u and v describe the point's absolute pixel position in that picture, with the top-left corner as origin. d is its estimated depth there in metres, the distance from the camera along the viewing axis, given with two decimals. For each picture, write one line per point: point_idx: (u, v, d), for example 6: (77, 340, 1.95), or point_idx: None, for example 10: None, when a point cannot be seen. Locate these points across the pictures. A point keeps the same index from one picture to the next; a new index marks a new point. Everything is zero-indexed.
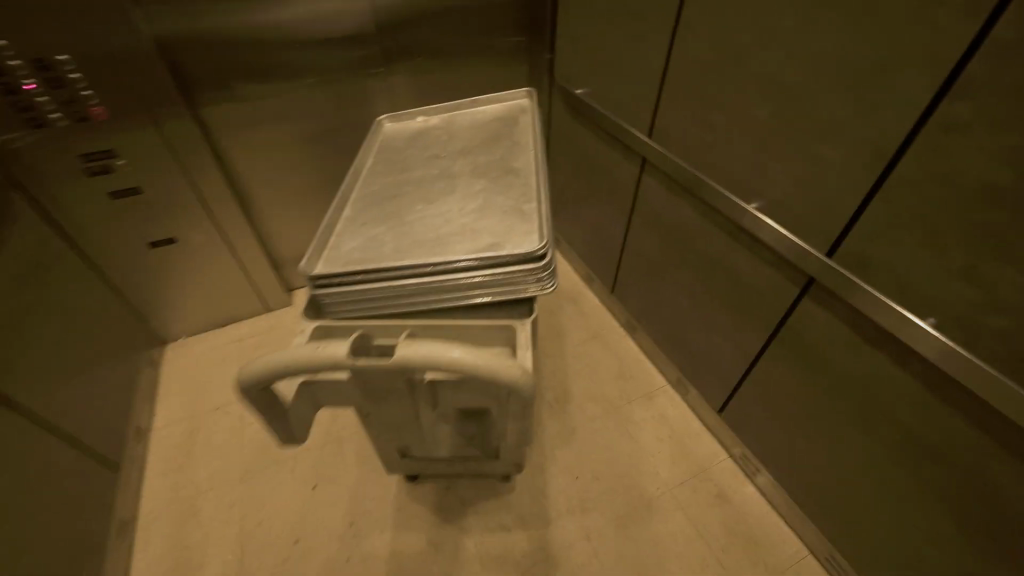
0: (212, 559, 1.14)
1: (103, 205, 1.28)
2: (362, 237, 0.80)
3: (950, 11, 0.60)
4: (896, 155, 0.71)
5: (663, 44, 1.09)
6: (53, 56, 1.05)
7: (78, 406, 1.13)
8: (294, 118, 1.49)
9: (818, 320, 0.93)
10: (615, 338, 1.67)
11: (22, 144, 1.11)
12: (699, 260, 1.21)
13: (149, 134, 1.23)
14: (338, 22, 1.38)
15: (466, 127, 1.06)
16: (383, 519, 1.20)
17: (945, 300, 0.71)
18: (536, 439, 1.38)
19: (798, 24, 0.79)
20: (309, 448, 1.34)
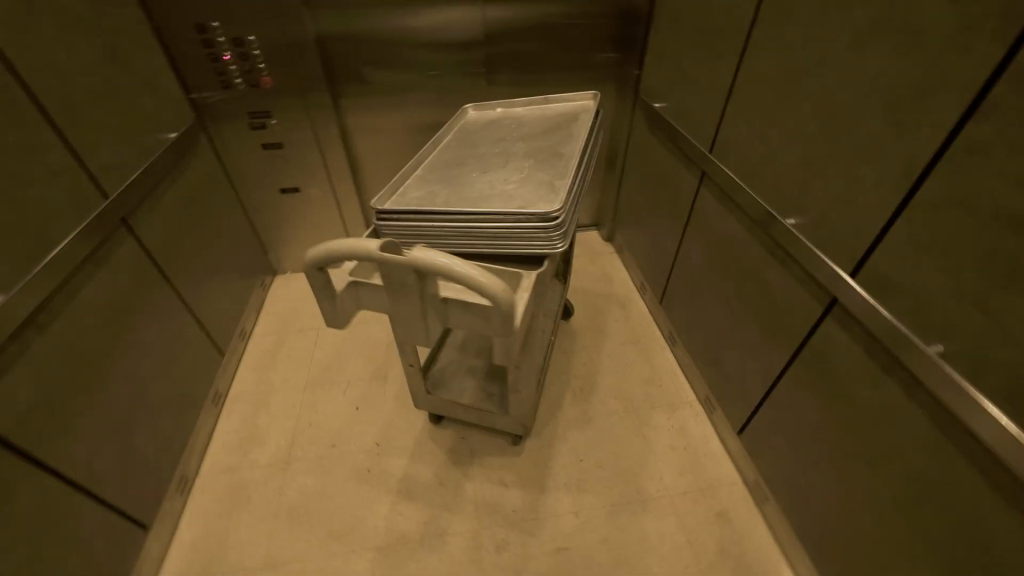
0: (270, 439, 1.41)
1: (255, 153, 1.66)
2: (424, 189, 0.99)
3: (982, 37, 0.61)
4: (921, 176, 0.71)
5: (732, 63, 1.15)
6: (245, 36, 1.42)
7: (204, 297, 1.47)
8: (406, 106, 1.77)
9: (836, 342, 0.91)
10: (655, 348, 1.70)
11: (214, 99, 1.51)
12: (739, 275, 1.22)
13: (297, 104, 1.58)
14: (455, 30, 1.63)
15: (534, 118, 1.23)
16: (404, 447, 1.38)
17: (959, 330, 0.68)
18: (552, 418, 1.47)
19: (846, 47, 0.82)
20: (361, 377, 1.58)
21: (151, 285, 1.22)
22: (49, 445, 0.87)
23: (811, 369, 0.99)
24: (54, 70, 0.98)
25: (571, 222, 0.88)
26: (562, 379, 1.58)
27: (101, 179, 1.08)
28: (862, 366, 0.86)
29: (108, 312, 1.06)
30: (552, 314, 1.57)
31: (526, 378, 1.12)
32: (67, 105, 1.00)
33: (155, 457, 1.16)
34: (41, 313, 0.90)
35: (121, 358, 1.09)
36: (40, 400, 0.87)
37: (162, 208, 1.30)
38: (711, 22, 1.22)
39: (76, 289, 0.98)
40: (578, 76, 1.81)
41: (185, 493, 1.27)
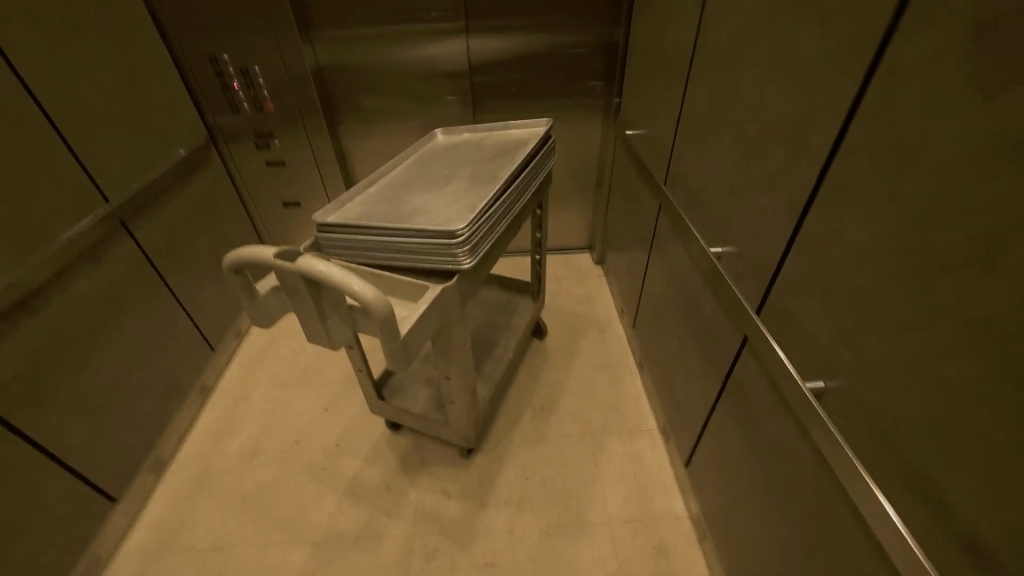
0: (242, 431, 1.51)
1: (260, 168, 1.90)
2: (367, 204, 1.06)
3: (844, 74, 0.61)
4: (805, 211, 0.71)
5: (678, 94, 1.17)
6: (251, 68, 1.67)
7: (200, 297, 1.62)
8: (400, 128, 1.92)
9: (751, 374, 0.88)
10: (624, 372, 1.68)
11: (225, 120, 1.77)
12: (685, 302, 1.21)
13: (297, 128, 1.81)
14: (443, 61, 1.76)
15: (491, 143, 1.29)
16: (361, 450, 1.45)
17: (834, 366, 0.66)
18: (506, 434, 1.48)
19: (752, 81, 0.83)
20: (335, 381, 1.67)
21: (146, 282, 1.37)
22: (24, 414, 1.00)
23: (735, 401, 0.95)
24: (70, 96, 1.16)
25: (480, 241, 0.94)
26: (524, 397, 1.60)
27: (106, 187, 1.24)
28: (768, 400, 0.83)
29: (100, 303, 1.21)
30: (517, 332, 1.60)
31: (457, 389, 1.15)
32: (81, 127, 1.18)
33: (130, 437, 1.28)
34: (32, 300, 1.04)
35: (109, 345, 1.23)
36: (20, 374, 1.00)
37: (165, 215, 1.46)
38: (668, 53, 1.25)
39: (69, 282, 1.13)
40: (562, 104, 1.88)
41: (158, 474, 1.39)
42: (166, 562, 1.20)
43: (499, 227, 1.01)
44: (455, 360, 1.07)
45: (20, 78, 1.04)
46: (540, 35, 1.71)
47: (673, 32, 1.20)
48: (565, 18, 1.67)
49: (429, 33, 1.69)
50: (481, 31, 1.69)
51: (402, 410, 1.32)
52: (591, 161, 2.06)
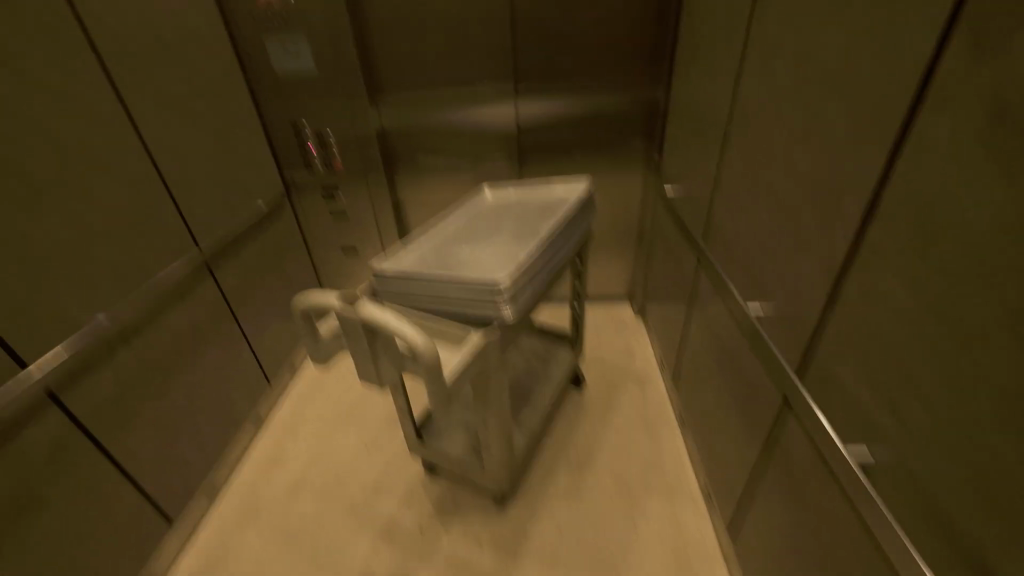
0: (289, 464, 1.59)
1: (324, 218, 2.09)
2: (419, 255, 1.16)
3: (869, 147, 0.64)
4: (841, 275, 0.72)
5: (716, 157, 1.22)
6: (325, 132, 1.89)
7: (263, 333, 1.77)
8: (451, 183, 2.08)
9: (794, 438, 0.86)
10: (664, 429, 1.64)
11: (298, 177, 1.98)
12: (725, 359, 1.20)
13: (360, 183, 2.01)
14: (492, 123, 1.92)
15: (535, 200, 1.39)
16: (397, 491, 1.47)
17: (879, 434, 0.64)
18: (542, 486, 1.46)
19: (785, 149, 0.86)
20: (377, 419, 1.74)
21: (221, 318, 1.53)
22: (111, 434, 1.12)
23: (779, 466, 0.92)
24: (178, 159, 1.37)
25: (521, 291, 1.00)
26: (560, 448, 1.58)
27: (198, 234, 1.43)
28: (812, 466, 0.80)
29: (182, 335, 1.36)
30: (555, 380, 1.61)
31: (494, 436, 1.17)
32: (183, 184, 1.39)
33: (192, 462, 1.39)
34: (130, 331, 1.19)
35: (184, 374, 1.37)
36: (113, 398, 1.13)
37: (241, 259, 1.64)
38: (704, 118, 1.32)
39: (160, 316, 1.29)
40: (603, 160, 1.98)
41: (212, 500, 1.47)
42: None
43: (539, 278, 1.07)
44: (493, 407, 1.11)
45: (143, 144, 1.26)
46: (584, 99, 1.85)
47: (710, 100, 1.27)
48: (608, 83, 1.81)
49: (482, 98, 1.86)
50: (529, 96, 1.85)
51: (440, 453, 1.35)
52: (632, 215, 2.12)
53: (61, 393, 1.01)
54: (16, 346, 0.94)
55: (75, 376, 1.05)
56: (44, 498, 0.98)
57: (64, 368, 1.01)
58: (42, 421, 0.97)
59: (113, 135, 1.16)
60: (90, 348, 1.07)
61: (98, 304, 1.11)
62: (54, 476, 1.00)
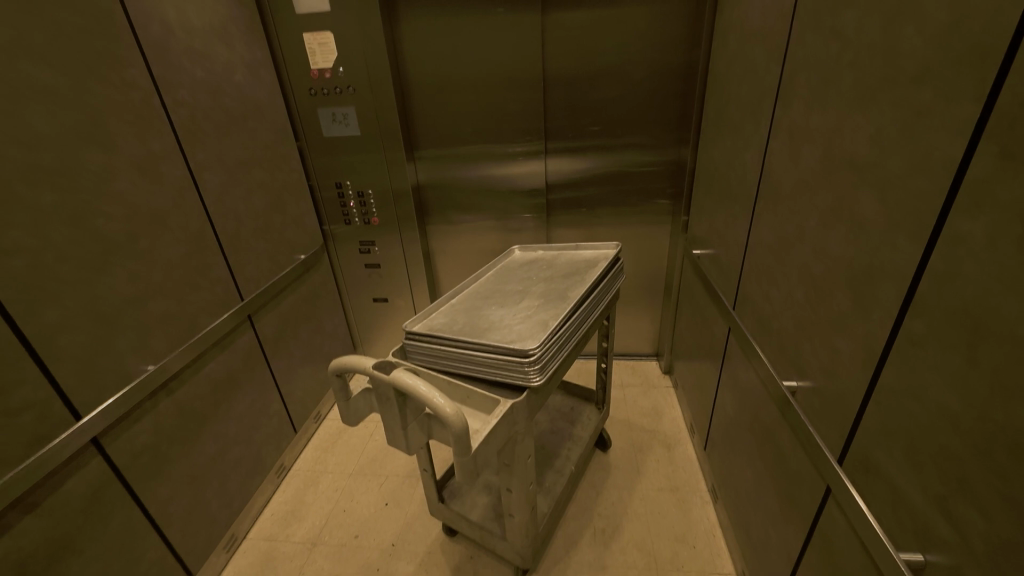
0: (308, 518, 1.58)
1: (358, 269, 2.19)
2: (450, 315, 1.19)
3: (904, 238, 0.64)
4: (880, 362, 0.70)
5: (745, 226, 1.23)
6: (365, 191, 2.01)
7: (293, 381, 1.81)
8: (480, 237, 2.16)
9: (838, 531, 0.80)
10: (695, 500, 1.56)
11: (337, 230, 2.10)
12: (759, 431, 1.16)
13: (394, 237, 2.11)
14: (520, 180, 2.00)
15: (564, 262, 1.42)
16: (415, 553, 1.43)
17: (932, 538, 0.60)
18: (565, 556, 1.40)
19: (817, 227, 0.87)
20: (399, 475, 1.72)
21: (255, 367, 1.58)
22: (143, 482, 1.15)
23: (823, 558, 0.86)
24: (232, 218, 1.48)
25: (550, 358, 1.01)
26: (584, 516, 1.52)
27: (242, 286, 1.52)
28: (859, 566, 0.74)
29: (218, 384, 1.41)
30: (580, 443, 1.58)
31: (517, 504, 1.14)
32: (234, 240, 1.49)
33: (216, 512, 1.39)
34: (172, 380, 1.25)
35: (217, 421, 1.41)
36: (149, 445, 1.17)
37: (279, 309, 1.72)
38: (733, 188, 1.34)
39: (200, 365, 1.34)
40: (630, 217, 2.03)
41: (230, 552, 1.46)
42: None
43: (569, 345, 1.08)
44: (517, 473, 1.09)
45: (204, 206, 1.37)
46: (611, 162, 1.92)
47: (738, 171, 1.30)
48: (634, 147, 1.88)
49: (515, 160, 1.96)
50: (558, 158, 1.94)
51: (460, 516, 1.32)
52: (659, 273, 2.14)
53: (104, 441, 1.06)
54: (74, 397, 0.99)
55: (119, 424, 1.09)
56: (78, 549, 1.00)
57: (112, 418, 1.06)
58: (85, 469, 1.01)
59: (180, 198, 1.28)
60: (136, 397, 1.12)
61: (149, 354, 1.17)
62: (89, 526, 1.02)
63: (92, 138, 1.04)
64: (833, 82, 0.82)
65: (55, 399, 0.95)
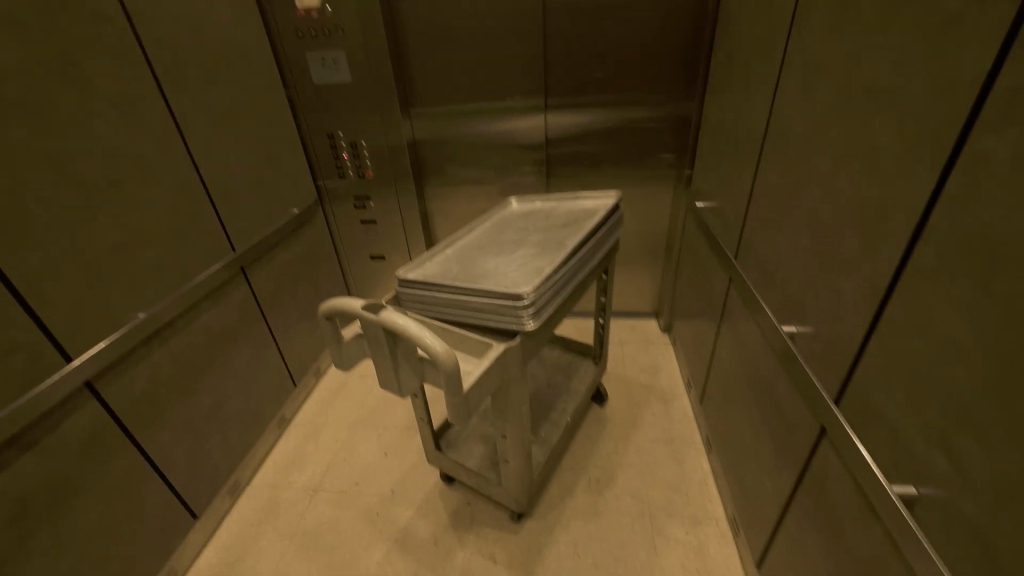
0: (310, 466, 1.61)
1: (355, 225, 2.16)
2: (444, 264, 1.16)
3: (920, 166, 0.60)
4: (885, 298, 0.67)
5: (751, 171, 1.18)
6: (359, 142, 1.95)
7: (291, 336, 1.81)
8: (477, 193, 2.10)
9: (831, 472, 0.80)
10: (689, 451, 1.58)
11: (332, 184, 2.06)
12: (756, 380, 1.15)
13: (390, 192, 2.06)
14: (522, 134, 1.93)
15: (562, 212, 1.38)
16: (414, 499, 1.47)
17: (928, 471, 0.59)
18: (560, 503, 1.43)
19: (826, 165, 0.83)
20: (398, 426, 1.74)
21: (252, 321, 1.58)
22: (142, 428, 1.16)
23: (815, 498, 0.86)
24: (220, 166, 1.44)
25: (544, 304, 0.99)
26: (580, 466, 1.54)
27: (234, 238, 1.49)
28: (852, 504, 0.74)
29: (214, 336, 1.41)
30: (577, 396, 1.58)
31: (513, 450, 1.15)
32: (223, 190, 1.45)
33: (218, 459, 1.42)
34: (166, 328, 1.24)
35: (214, 371, 1.41)
36: (146, 391, 1.17)
37: (274, 264, 1.69)
38: (740, 133, 1.28)
39: (194, 316, 1.33)
40: (632, 172, 1.96)
41: (234, 498, 1.50)
42: None
43: (563, 293, 1.06)
44: (511, 419, 1.09)
45: (190, 154, 1.32)
46: (613, 112, 1.83)
47: (746, 115, 1.24)
48: (638, 97, 1.79)
49: (513, 111, 1.87)
50: (558, 109, 1.86)
51: (457, 464, 1.34)
52: (661, 230, 2.09)
53: (100, 386, 1.06)
54: (65, 341, 0.98)
55: (113, 370, 1.09)
56: (80, 488, 1.02)
57: (104, 363, 1.05)
58: (82, 412, 1.02)
59: (164, 143, 1.23)
60: (128, 343, 1.11)
61: (140, 302, 1.16)
62: (89, 467, 1.03)
63: (63, 73, 0.98)
64: (854, 4, 0.75)
65: (45, 342, 0.94)
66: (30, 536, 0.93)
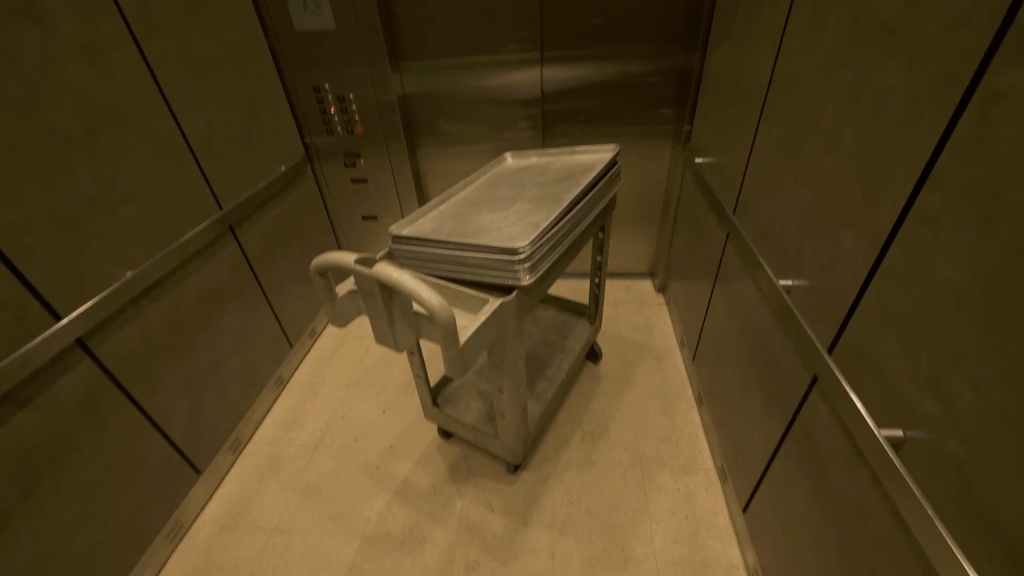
0: (309, 424, 1.64)
1: (345, 184, 2.11)
2: (438, 221, 1.13)
3: (932, 106, 0.58)
4: (885, 246, 0.67)
5: (753, 123, 1.14)
6: (346, 96, 1.87)
7: (284, 297, 1.80)
8: (471, 151, 2.04)
9: (821, 419, 0.82)
10: (680, 406, 1.61)
11: (320, 141, 1.99)
12: (750, 334, 1.16)
13: (380, 149, 2.00)
14: (517, 88, 1.85)
15: (558, 167, 1.35)
16: (413, 454, 1.51)
17: (917, 415, 0.60)
18: (554, 455, 1.47)
19: (832, 111, 0.80)
20: (395, 385, 1.77)
21: (243, 281, 1.56)
22: (138, 386, 1.17)
23: (802, 445, 0.89)
24: (200, 119, 1.37)
25: (540, 259, 0.97)
26: (575, 420, 1.58)
27: (220, 196, 1.44)
28: (839, 449, 0.76)
29: (206, 296, 1.39)
30: (572, 354, 1.60)
31: (509, 403, 1.17)
32: (205, 145, 1.39)
33: (216, 417, 1.44)
34: (155, 288, 1.22)
35: (208, 331, 1.41)
36: (139, 351, 1.17)
37: (263, 223, 1.66)
38: (743, 83, 1.23)
39: (183, 275, 1.31)
40: (630, 129, 1.90)
41: (235, 455, 1.53)
42: (235, 536, 1.32)
43: (560, 248, 1.04)
44: (508, 374, 1.10)
45: (167, 105, 1.26)
46: (612, 65, 1.75)
47: (750, 63, 1.19)
48: (638, 48, 1.71)
49: (507, 63, 1.79)
50: (554, 61, 1.77)
51: (455, 419, 1.37)
52: (658, 189, 2.05)
53: (92, 344, 1.05)
54: (51, 298, 0.96)
55: (104, 328, 1.08)
56: (81, 444, 1.03)
57: (94, 320, 1.04)
58: (76, 370, 1.01)
59: (138, 93, 1.17)
60: (118, 301, 1.10)
61: (126, 261, 1.13)
62: (88, 423, 1.04)
63: (23, 12, 0.91)
64: None
65: (31, 299, 0.92)
66: (36, 489, 0.94)
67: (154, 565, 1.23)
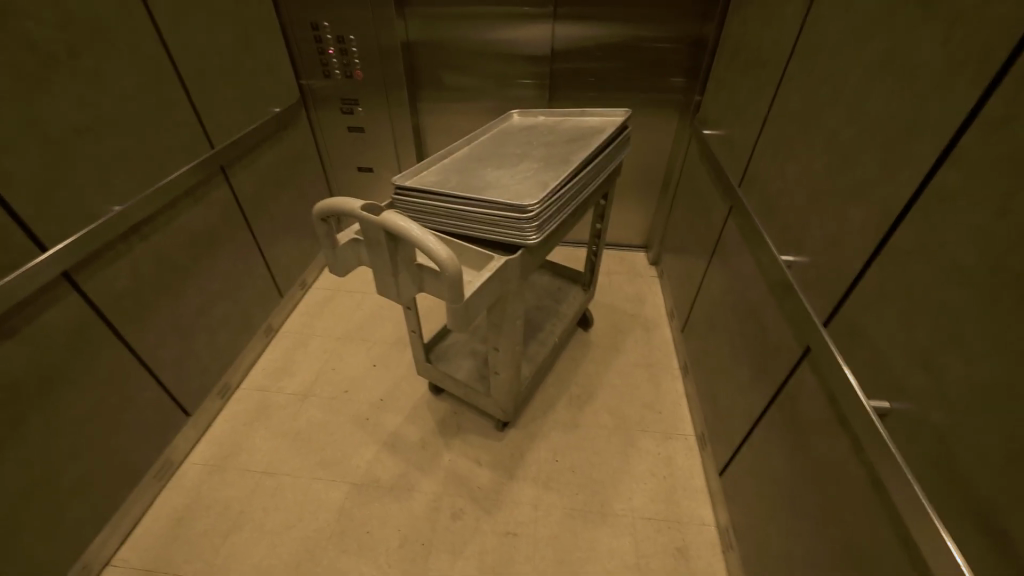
0: (299, 373, 1.64)
1: (341, 133, 2.04)
2: (443, 174, 1.11)
3: (964, 81, 0.58)
4: (895, 223, 0.68)
5: (769, 95, 1.13)
6: (346, 37, 1.77)
7: (276, 246, 1.76)
8: (474, 108, 1.97)
9: (807, 388, 0.86)
10: (666, 375, 1.66)
11: (316, 85, 1.90)
12: (743, 307, 1.19)
13: (379, 97, 1.92)
14: (527, 45, 1.77)
15: (567, 128, 1.32)
16: (402, 407, 1.53)
17: (904, 387, 0.63)
18: (542, 416, 1.51)
19: (855, 86, 0.79)
20: (386, 340, 1.77)
21: (234, 225, 1.51)
22: (127, 324, 1.14)
23: (785, 413, 0.93)
24: (192, 49, 1.29)
25: (548, 219, 0.97)
26: (564, 384, 1.62)
27: (212, 133, 1.38)
28: (823, 417, 0.80)
29: (196, 237, 1.35)
30: (565, 319, 1.62)
31: (504, 361, 1.19)
32: (197, 77, 1.31)
33: (206, 362, 1.43)
34: (145, 225, 1.18)
35: (199, 275, 1.38)
36: (128, 289, 1.14)
37: (255, 167, 1.60)
38: (762, 51, 1.20)
39: (174, 215, 1.27)
40: (639, 97, 1.85)
41: (224, 400, 1.53)
42: (225, 477, 1.33)
43: (567, 209, 1.04)
44: (505, 332, 1.11)
45: (155, 28, 1.17)
46: (627, 27, 1.69)
47: (772, 32, 1.16)
48: (656, 11, 1.64)
49: (518, 17, 1.70)
50: (570, 18, 1.69)
51: (447, 375, 1.39)
52: (660, 161, 2.03)
53: (78, 279, 1.01)
54: (34, 228, 0.92)
55: (91, 263, 1.04)
56: (69, 378, 1.01)
57: (83, 253, 1.00)
58: (64, 303, 0.99)
59: (125, 12, 1.08)
60: (106, 236, 1.06)
61: (114, 195, 1.08)
62: (77, 358, 1.02)
63: None
64: None
65: (13, 226, 0.88)
66: (26, 418, 0.93)
67: (144, 501, 1.25)
